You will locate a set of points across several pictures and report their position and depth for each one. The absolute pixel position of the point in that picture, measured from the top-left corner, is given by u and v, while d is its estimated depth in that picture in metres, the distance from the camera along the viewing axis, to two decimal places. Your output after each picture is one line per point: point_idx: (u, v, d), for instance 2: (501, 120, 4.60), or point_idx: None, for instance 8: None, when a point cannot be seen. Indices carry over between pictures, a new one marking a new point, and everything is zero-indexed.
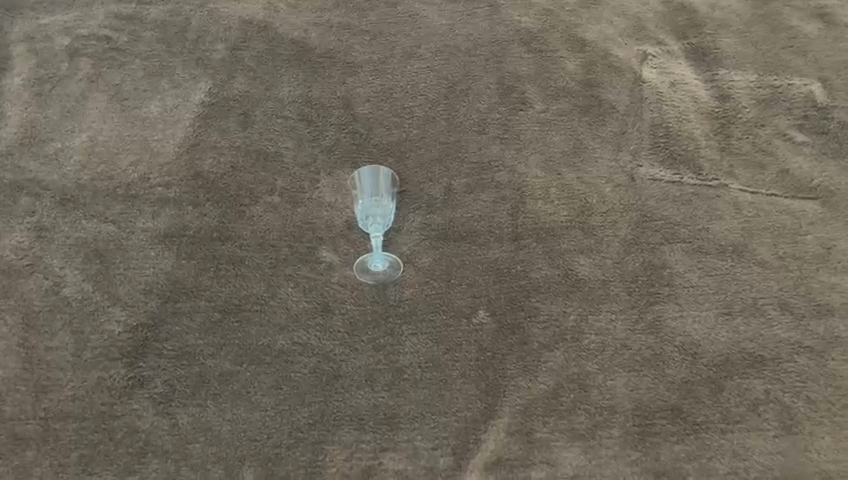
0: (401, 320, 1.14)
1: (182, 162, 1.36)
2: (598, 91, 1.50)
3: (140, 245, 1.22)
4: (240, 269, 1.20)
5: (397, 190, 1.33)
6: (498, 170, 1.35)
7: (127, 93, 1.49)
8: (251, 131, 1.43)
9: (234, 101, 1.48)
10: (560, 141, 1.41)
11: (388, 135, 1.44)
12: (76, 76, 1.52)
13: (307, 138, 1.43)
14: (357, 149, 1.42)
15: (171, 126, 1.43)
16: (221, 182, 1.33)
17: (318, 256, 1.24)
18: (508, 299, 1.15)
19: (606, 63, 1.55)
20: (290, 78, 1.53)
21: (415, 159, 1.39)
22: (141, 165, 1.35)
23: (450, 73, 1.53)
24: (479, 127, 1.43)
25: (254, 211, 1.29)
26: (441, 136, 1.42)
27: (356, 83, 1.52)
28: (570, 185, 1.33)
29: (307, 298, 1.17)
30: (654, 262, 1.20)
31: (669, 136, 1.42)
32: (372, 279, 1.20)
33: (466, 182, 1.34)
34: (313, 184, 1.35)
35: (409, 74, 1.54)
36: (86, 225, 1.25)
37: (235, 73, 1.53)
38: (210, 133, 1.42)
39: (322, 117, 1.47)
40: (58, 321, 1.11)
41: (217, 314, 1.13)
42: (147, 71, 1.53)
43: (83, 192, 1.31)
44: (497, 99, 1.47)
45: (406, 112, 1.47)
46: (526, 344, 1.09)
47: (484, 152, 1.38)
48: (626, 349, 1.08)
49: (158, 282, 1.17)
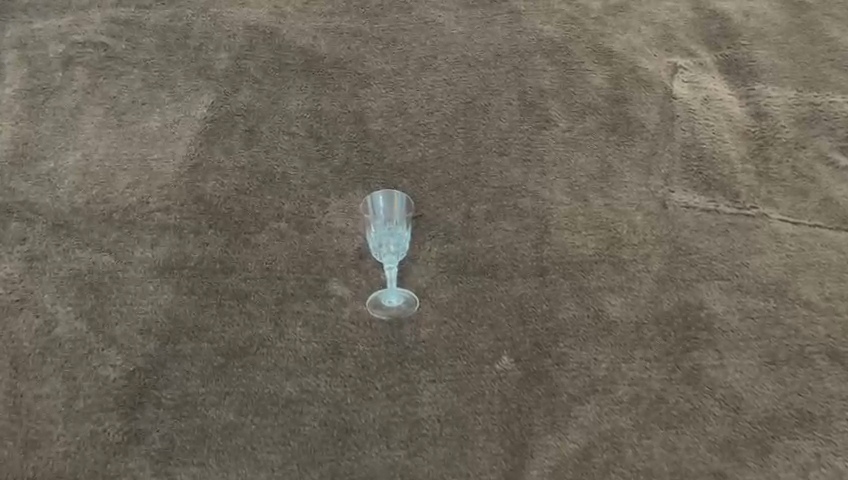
0: (418, 365, 1.06)
1: (183, 184, 1.27)
2: (626, 108, 1.40)
3: (138, 278, 1.13)
4: (245, 305, 1.12)
5: (413, 215, 1.25)
6: (521, 196, 1.26)
7: (125, 106, 1.40)
8: (256, 149, 1.34)
9: (238, 116, 1.39)
10: (587, 163, 1.31)
11: (403, 154, 1.35)
12: (70, 86, 1.43)
13: (316, 157, 1.34)
14: (370, 169, 1.33)
15: (172, 144, 1.34)
16: (225, 206, 1.25)
17: (328, 290, 1.16)
18: (534, 343, 1.07)
19: (634, 77, 1.45)
20: (297, 90, 1.43)
21: (432, 181, 1.30)
22: (139, 188, 1.26)
23: (468, 86, 1.43)
24: (500, 148, 1.33)
25: (259, 239, 1.21)
26: (459, 157, 1.33)
27: (368, 97, 1.43)
28: (598, 213, 1.24)
29: (317, 338, 1.09)
30: (690, 302, 1.12)
31: (702, 158, 1.33)
32: (385, 315, 1.12)
33: (486, 208, 1.25)
34: (323, 209, 1.27)
35: (424, 86, 1.44)
36: (80, 255, 1.16)
37: (240, 85, 1.43)
38: (213, 152, 1.33)
39: (332, 134, 1.38)
40: (49, 365, 1.03)
41: (221, 357, 1.05)
42: (146, 82, 1.44)
43: (77, 217, 1.22)
44: (519, 116, 1.38)
45: (421, 129, 1.38)
46: (554, 396, 1.01)
47: (506, 174, 1.29)
48: (663, 403, 1.00)
49: (157, 320, 1.08)
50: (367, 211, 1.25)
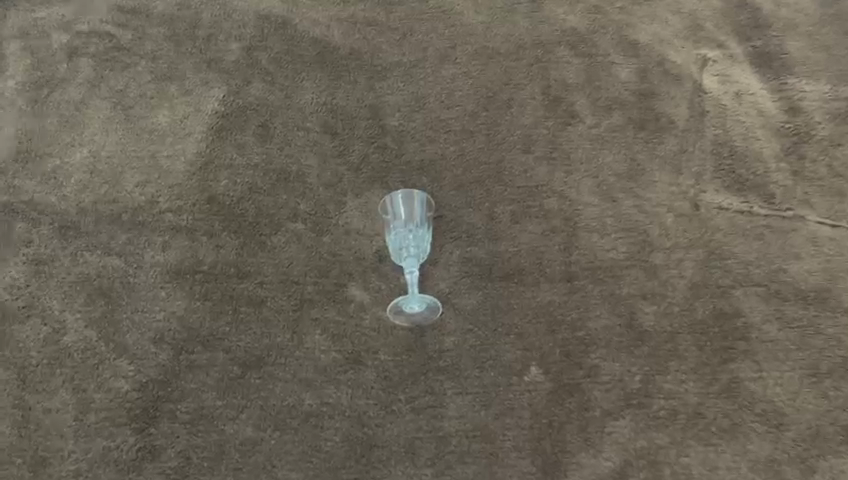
0: (442, 376, 1.02)
1: (194, 183, 1.22)
2: (654, 103, 1.35)
3: (149, 284, 1.09)
4: (262, 312, 1.07)
5: (433, 215, 1.20)
6: (546, 196, 1.21)
7: (132, 100, 1.34)
8: (270, 145, 1.29)
9: (250, 110, 1.33)
10: (614, 162, 1.26)
11: (422, 151, 1.30)
12: (75, 78, 1.37)
13: (331, 154, 1.29)
14: (388, 167, 1.28)
15: (182, 140, 1.29)
16: (238, 207, 1.20)
17: (346, 295, 1.11)
18: (564, 353, 1.02)
19: (661, 70, 1.40)
20: (312, 83, 1.38)
21: (453, 180, 1.25)
22: (149, 187, 1.21)
23: (489, 79, 1.37)
24: (524, 145, 1.28)
25: (275, 241, 1.16)
26: (481, 154, 1.28)
27: (385, 90, 1.38)
28: (627, 215, 1.19)
29: (337, 347, 1.05)
30: (726, 309, 1.07)
31: (735, 156, 1.28)
32: (405, 322, 1.08)
33: (511, 209, 1.20)
34: (339, 209, 1.22)
35: (443, 79, 1.39)
36: (88, 258, 1.12)
37: (252, 77, 1.38)
38: (225, 148, 1.28)
39: (349, 129, 1.32)
40: (59, 376, 0.99)
41: (237, 368, 1.01)
42: (154, 74, 1.38)
43: (85, 218, 1.17)
44: (543, 112, 1.32)
45: (441, 124, 1.33)
46: (586, 411, 0.97)
47: (531, 173, 1.24)
48: (701, 418, 0.96)
49: (170, 329, 1.04)
50: (385, 210, 1.19)
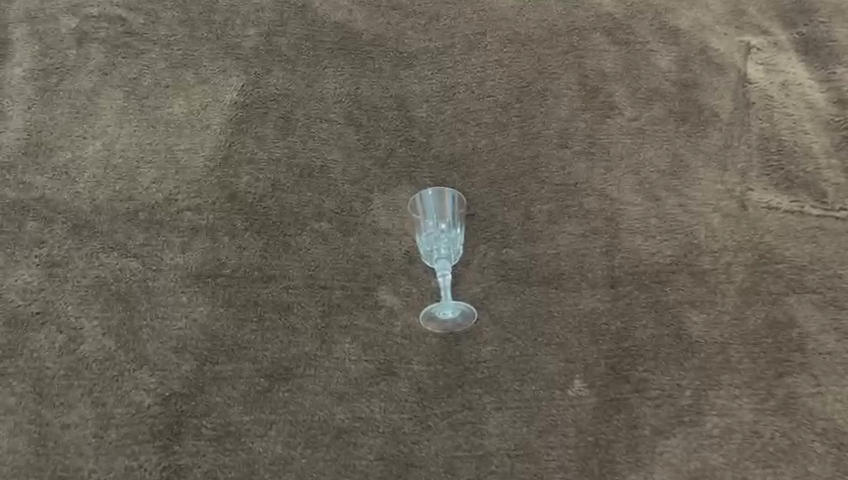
0: (480, 389, 0.97)
1: (214, 180, 1.16)
2: (696, 94, 1.27)
3: (168, 288, 1.03)
4: (288, 319, 1.02)
5: (464, 214, 1.14)
6: (586, 194, 1.15)
7: (146, 90, 1.27)
8: (292, 138, 1.22)
9: (271, 101, 1.26)
10: (656, 157, 1.20)
11: (451, 145, 1.23)
12: (86, 66, 1.30)
13: (357, 148, 1.22)
14: (416, 162, 1.21)
15: (199, 132, 1.22)
16: (260, 205, 1.14)
17: (376, 300, 1.05)
18: (609, 366, 0.97)
19: (704, 58, 1.31)
20: (334, 70, 1.31)
21: (485, 175, 1.19)
22: (166, 183, 1.15)
23: (521, 68, 1.30)
24: (561, 139, 1.21)
25: (300, 242, 1.10)
26: (514, 149, 1.21)
27: (411, 79, 1.30)
28: (671, 215, 1.13)
29: (367, 356, 1.00)
30: (780, 318, 1.01)
31: (783, 152, 1.21)
32: (437, 329, 1.01)
33: (548, 208, 1.14)
34: (366, 206, 1.16)
35: (473, 68, 1.31)
36: (104, 260, 1.06)
37: (271, 66, 1.31)
38: (245, 142, 1.21)
39: (374, 121, 1.25)
40: (77, 389, 0.94)
41: (265, 380, 0.96)
42: (169, 62, 1.31)
43: (99, 216, 1.11)
44: (580, 104, 1.25)
45: (472, 116, 1.25)
46: (635, 429, 0.93)
47: (568, 170, 1.18)
48: (757, 438, 0.93)
49: (192, 337, 0.99)
50: (414, 209, 1.13)
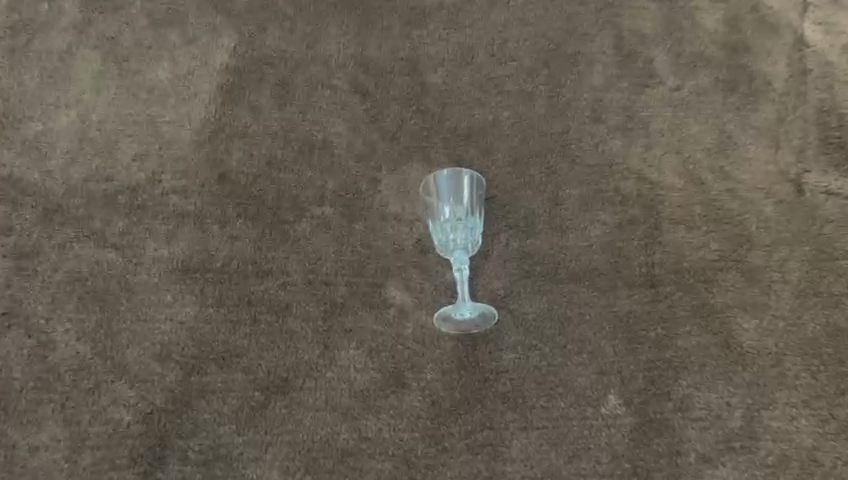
0: (503, 405, 0.87)
1: (202, 157, 1.03)
2: (747, 59, 1.12)
3: (151, 285, 0.92)
4: (286, 321, 0.90)
5: (484, 197, 1.02)
6: (622, 177, 1.01)
7: (126, 51, 1.13)
8: (290, 108, 1.09)
9: (266, 65, 1.13)
10: (701, 133, 1.06)
11: (469, 116, 1.09)
12: (59, 22, 1.15)
13: (362, 119, 1.09)
14: (429, 135, 1.08)
15: (186, 102, 1.08)
16: (254, 187, 1.01)
17: (385, 299, 0.94)
18: (648, 380, 0.87)
19: (756, 17, 1.16)
20: (337, 29, 1.16)
21: (507, 153, 1.06)
22: (149, 161, 1.02)
23: (549, 27, 1.15)
24: (593, 111, 1.07)
25: (298, 230, 0.98)
26: (541, 122, 1.07)
27: (424, 39, 1.16)
28: (718, 201, 1.00)
29: (375, 365, 0.89)
30: (841, 325, 0.90)
31: (845, 128, 1.06)
32: (454, 330, 0.91)
33: (578, 192, 1.01)
34: (374, 187, 1.04)
35: (493, 26, 1.16)
36: (78, 251, 0.94)
37: (267, 23, 1.16)
38: (238, 112, 1.08)
39: (382, 88, 1.12)
40: (48, 404, 0.84)
41: (259, 393, 0.86)
42: (152, 18, 1.16)
43: (73, 199, 0.99)
44: (615, 70, 1.11)
45: (493, 83, 1.11)
46: (678, 455, 0.84)
47: (602, 148, 1.04)
48: (816, 466, 0.83)
49: (178, 343, 0.88)
50: (428, 193, 1.01)
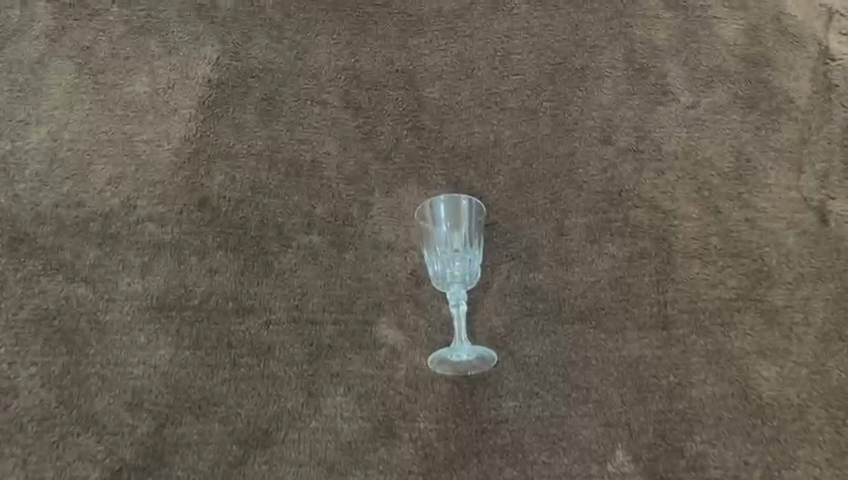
0: (503, 460, 0.82)
1: (180, 181, 0.96)
2: (767, 74, 1.04)
3: (123, 325, 0.85)
4: (268, 366, 0.84)
5: (484, 223, 0.94)
6: (633, 204, 0.94)
7: (102, 62, 1.05)
8: (277, 126, 1.02)
9: (252, 77, 1.05)
10: (718, 155, 0.98)
11: (469, 134, 1.02)
12: (30, 30, 1.07)
13: (354, 137, 1.02)
14: (425, 156, 1.01)
15: (165, 118, 1.01)
16: (236, 213, 0.94)
17: (376, 339, 0.88)
18: (659, 435, 0.81)
19: (778, 26, 1.07)
20: (328, 38, 1.08)
21: (509, 175, 0.98)
22: (124, 184, 0.95)
23: (555, 37, 1.07)
24: (602, 131, 1.00)
25: (283, 262, 0.91)
26: (545, 142, 1.00)
27: (421, 48, 1.08)
28: (736, 233, 0.93)
29: (364, 413, 0.83)
30: None
31: None
32: (451, 371, 0.85)
33: (585, 221, 0.94)
34: (366, 212, 0.97)
35: (496, 37, 1.08)
36: (46, 286, 0.87)
37: (253, 31, 1.08)
38: (221, 129, 1.01)
39: (376, 102, 1.04)
40: (9, 459, 0.79)
41: (238, 447, 0.81)
42: (130, 25, 1.08)
43: (41, 227, 0.92)
44: (625, 85, 1.03)
45: (494, 99, 1.04)
46: None
47: (611, 172, 0.97)
48: None
49: (150, 390, 0.82)
50: (424, 217, 0.93)
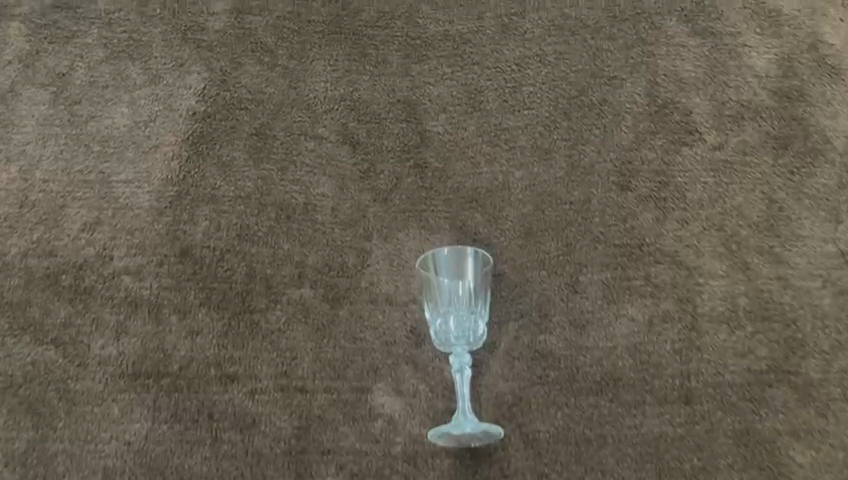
0: None
1: (161, 227, 0.88)
2: (803, 110, 0.95)
3: (95, 395, 0.79)
4: (254, 442, 0.78)
5: (491, 272, 0.85)
6: (653, 260, 0.86)
7: (79, 91, 0.97)
8: (267, 163, 0.93)
9: (240, 109, 0.97)
10: (747, 203, 0.90)
11: (475, 174, 0.93)
12: (3, 56, 0.99)
13: (351, 177, 0.93)
14: (429, 197, 0.92)
15: (145, 155, 0.93)
16: (221, 265, 0.86)
17: (372, 409, 0.81)
18: None
19: (814, 57, 0.98)
20: (325, 64, 1.00)
21: (519, 221, 0.90)
22: (100, 231, 0.88)
23: (570, 68, 0.98)
24: (622, 175, 0.91)
25: (271, 322, 0.84)
26: (559, 186, 0.92)
27: (424, 77, 0.99)
28: (767, 293, 0.85)
29: None
30: None
31: None
32: (449, 443, 0.78)
33: (602, 278, 0.86)
34: (362, 261, 0.89)
35: (506, 65, 0.99)
36: (12, 350, 0.81)
37: (243, 57, 1.00)
38: (206, 169, 0.92)
39: (375, 137, 0.96)
40: None
41: None
42: (110, 50, 1.00)
43: (9, 281, 0.85)
44: (647, 123, 0.94)
45: (504, 135, 0.95)
46: None
47: (631, 223, 0.89)
48: None
49: (123, 471, 0.76)
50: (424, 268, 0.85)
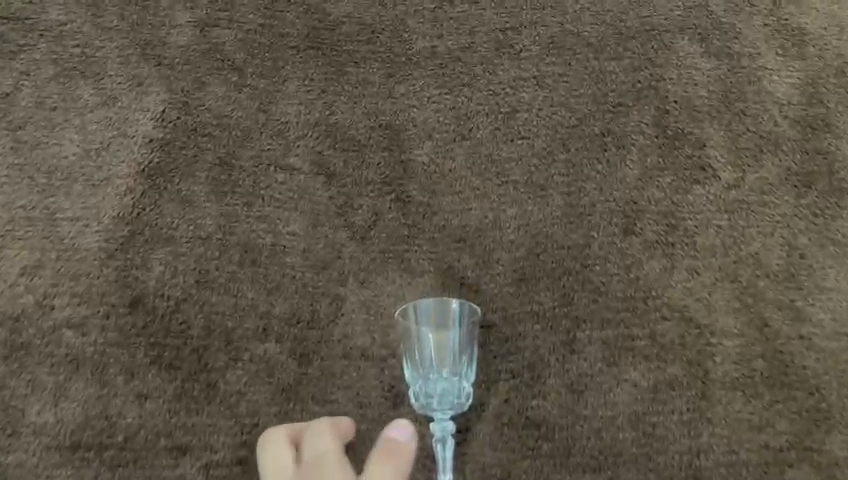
0: None
1: (110, 273, 0.79)
2: (829, 142, 0.85)
3: (29, 469, 0.73)
4: None
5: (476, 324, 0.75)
6: (660, 316, 0.78)
7: (24, 114, 0.87)
8: (231, 198, 0.83)
9: (202, 136, 0.86)
10: (765, 249, 0.80)
11: (464, 211, 0.83)
12: None
13: (324, 212, 0.83)
14: (411, 237, 0.82)
15: (95, 189, 0.83)
16: (176, 318, 0.78)
17: None
18: None
19: (842, 81, 0.88)
20: (298, 84, 0.88)
21: (512, 266, 0.81)
22: (42, 276, 0.79)
23: (570, 92, 0.88)
24: (626, 217, 0.82)
25: (231, 383, 0.76)
26: (556, 227, 0.82)
27: (409, 99, 0.88)
28: (788, 356, 0.76)
29: None
30: None
31: None
32: None
33: (601, 336, 0.77)
34: (335, 310, 0.79)
35: (499, 86, 0.88)
36: None
37: (208, 76, 0.89)
38: (163, 205, 0.83)
39: (354, 168, 0.85)
40: None
41: None
42: (60, 66, 0.89)
43: None
44: (654, 157, 0.85)
45: (495, 168, 0.85)
46: None
47: (635, 272, 0.79)
48: None
49: None
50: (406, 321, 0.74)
